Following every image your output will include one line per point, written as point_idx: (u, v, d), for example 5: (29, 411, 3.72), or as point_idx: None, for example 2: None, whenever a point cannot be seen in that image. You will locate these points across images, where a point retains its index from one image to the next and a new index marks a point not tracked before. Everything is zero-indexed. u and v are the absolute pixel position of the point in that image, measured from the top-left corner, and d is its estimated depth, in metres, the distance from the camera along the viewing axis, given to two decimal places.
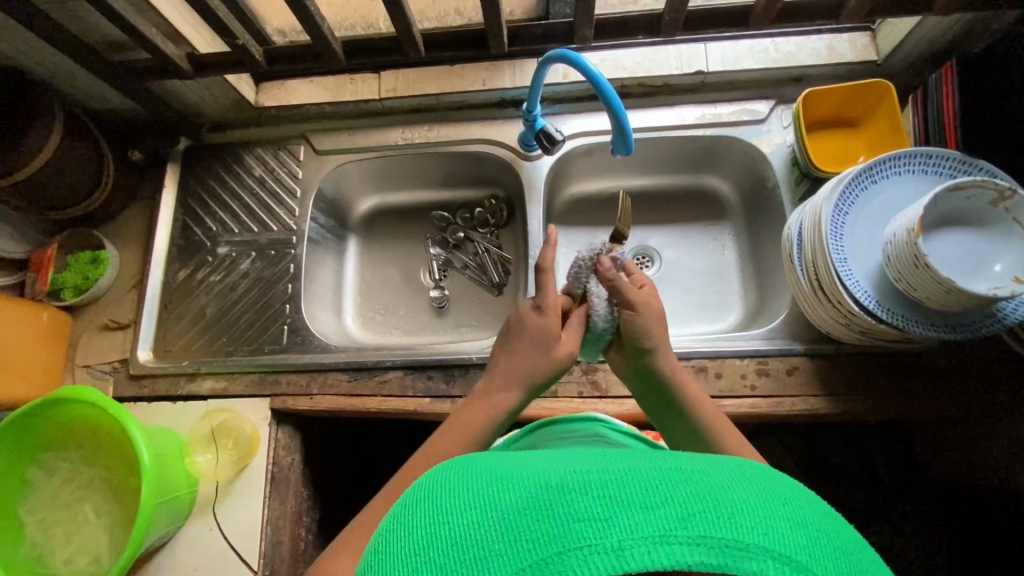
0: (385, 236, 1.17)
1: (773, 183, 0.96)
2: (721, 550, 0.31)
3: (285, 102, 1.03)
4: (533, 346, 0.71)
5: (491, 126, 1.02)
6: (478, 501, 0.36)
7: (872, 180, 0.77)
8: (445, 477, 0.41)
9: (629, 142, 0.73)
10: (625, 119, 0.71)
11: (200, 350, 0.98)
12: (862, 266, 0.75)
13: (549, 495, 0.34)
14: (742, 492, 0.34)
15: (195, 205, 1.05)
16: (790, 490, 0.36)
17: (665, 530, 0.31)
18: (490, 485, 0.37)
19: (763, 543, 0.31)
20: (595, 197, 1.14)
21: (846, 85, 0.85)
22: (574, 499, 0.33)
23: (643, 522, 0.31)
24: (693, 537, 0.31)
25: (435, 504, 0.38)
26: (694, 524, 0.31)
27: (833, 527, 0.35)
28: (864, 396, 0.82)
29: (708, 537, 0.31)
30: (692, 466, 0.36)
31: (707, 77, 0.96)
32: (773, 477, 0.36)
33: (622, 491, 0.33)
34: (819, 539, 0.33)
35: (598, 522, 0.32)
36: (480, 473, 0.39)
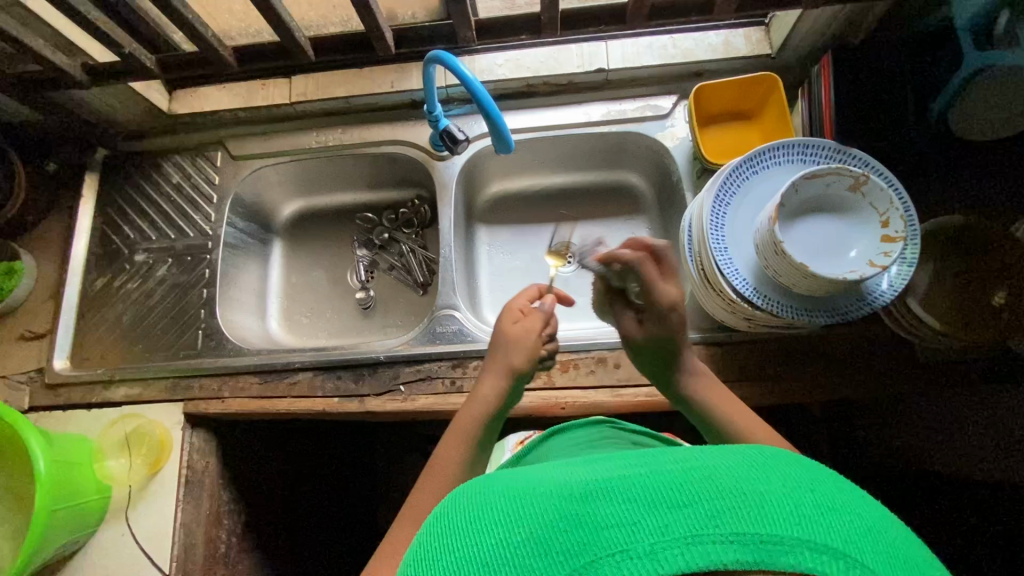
0: (312, 240, 1.18)
1: (677, 177, 0.98)
2: (753, 546, 0.31)
3: (198, 108, 1.03)
4: (502, 341, 0.76)
5: (403, 128, 1.03)
6: (506, 517, 0.38)
7: (753, 170, 0.79)
8: (475, 497, 0.42)
9: (508, 138, 0.76)
10: (503, 123, 0.75)
11: (118, 357, 0.98)
12: (740, 255, 0.77)
13: (579, 506, 0.35)
14: (770, 484, 0.34)
15: (114, 213, 1.06)
16: (818, 478, 0.36)
17: (695, 530, 0.32)
18: (520, 502, 0.39)
19: (797, 534, 0.31)
20: (517, 195, 1.16)
21: (735, 80, 0.87)
22: (601, 508, 0.34)
23: (673, 523, 0.32)
24: (725, 534, 0.31)
25: (468, 525, 0.38)
26: (724, 521, 0.32)
27: (871, 513, 0.35)
28: (759, 382, 0.84)
29: (740, 534, 0.31)
30: (715, 463, 0.36)
31: (610, 75, 0.98)
32: (797, 467, 0.37)
33: (647, 496, 0.34)
34: (859, 526, 0.33)
35: (629, 527, 0.33)
36: (510, 492, 0.41)
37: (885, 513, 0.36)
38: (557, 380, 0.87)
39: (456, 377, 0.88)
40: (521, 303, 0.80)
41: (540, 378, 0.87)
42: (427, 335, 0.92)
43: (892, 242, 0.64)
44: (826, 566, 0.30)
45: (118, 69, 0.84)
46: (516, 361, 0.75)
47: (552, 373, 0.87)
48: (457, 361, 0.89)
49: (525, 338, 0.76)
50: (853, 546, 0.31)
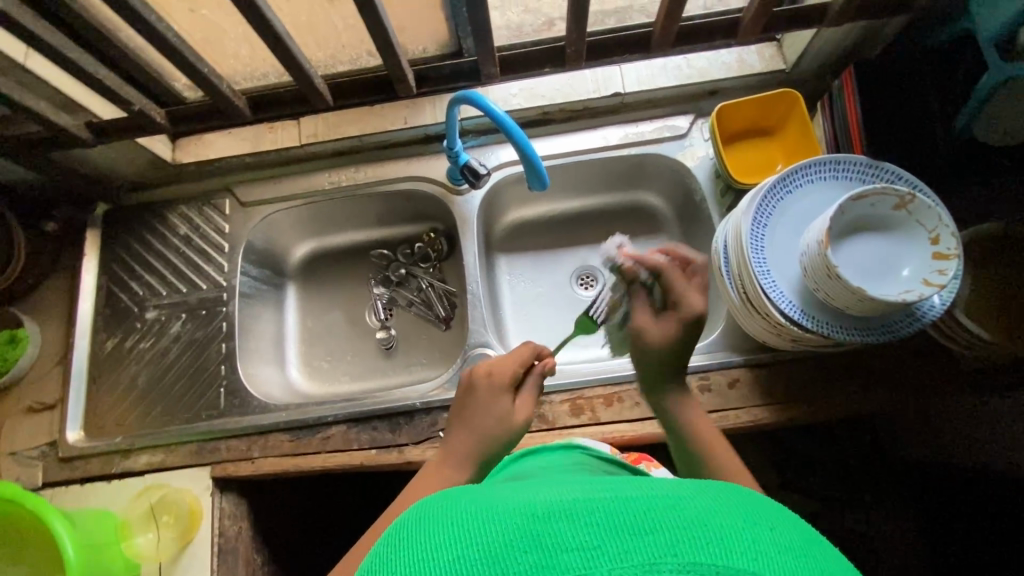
0: (327, 281, 1.14)
1: (700, 197, 0.97)
2: None
3: (204, 156, 0.99)
4: (482, 414, 0.65)
5: (418, 163, 1.01)
6: (457, 528, 0.34)
7: (788, 190, 0.78)
8: (429, 503, 0.38)
9: (542, 174, 0.73)
10: (540, 163, 0.72)
11: (135, 422, 0.94)
12: (784, 276, 0.76)
13: (537, 525, 0.32)
14: (733, 514, 0.33)
15: (120, 270, 1.01)
16: (778, 514, 0.35)
17: (655, 558, 0.30)
18: (471, 513, 0.35)
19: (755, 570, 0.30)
20: (533, 222, 1.14)
21: (756, 98, 0.87)
22: (563, 529, 0.32)
23: (635, 551, 0.30)
24: (683, 566, 0.30)
25: (415, 534, 0.34)
26: (685, 552, 0.30)
27: (826, 555, 0.33)
28: (806, 402, 0.83)
29: (698, 565, 0.30)
30: (681, 491, 0.35)
31: (627, 97, 0.97)
32: (761, 503, 0.35)
33: (610, 519, 0.32)
34: (812, 566, 0.31)
35: (588, 552, 0.31)
36: (463, 503, 0.37)
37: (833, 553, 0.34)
38: (602, 415, 0.84)
39: None
40: (505, 367, 0.69)
41: (584, 414, 0.85)
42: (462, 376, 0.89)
43: (946, 260, 0.64)
44: None
45: (124, 125, 0.80)
46: (495, 438, 0.64)
47: (596, 408, 0.85)
48: None
49: (507, 414, 0.66)
50: None
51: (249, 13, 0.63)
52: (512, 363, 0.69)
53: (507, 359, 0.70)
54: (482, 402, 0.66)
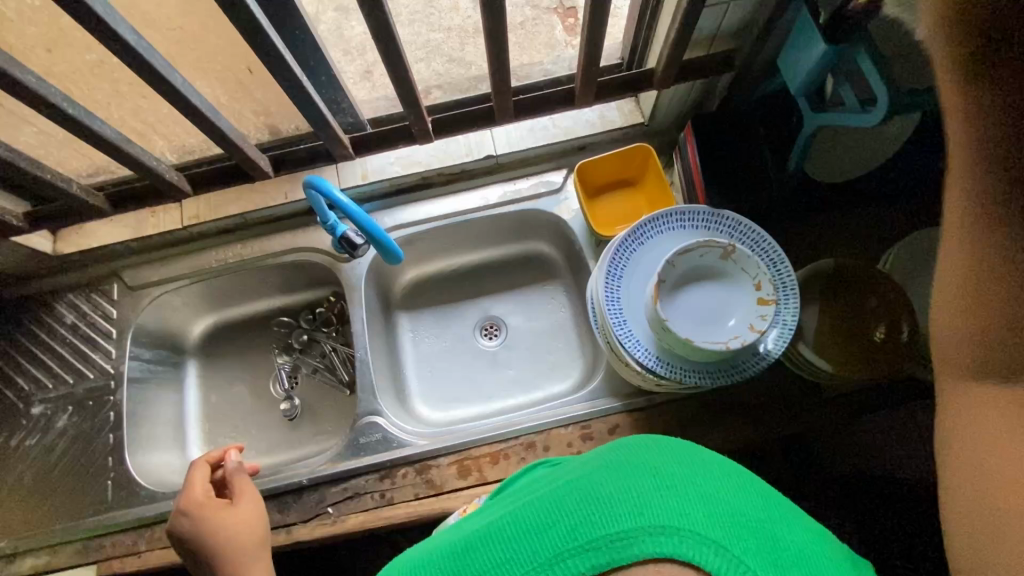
0: (230, 354, 1.14)
1: (579, 247, 1.01)
2: (609, 543, 0.43)
3: (86, 246, 1.00)
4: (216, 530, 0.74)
5: (304, 235, 1.03)
6: (432, 561, 0.49)
7: (639, 242, 0.82)
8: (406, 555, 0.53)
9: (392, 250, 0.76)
10: (387, 239, 0.75)
11: (20, 525, 0.91)
12: (639, 325, 0.79)
13: (477, 548, 0.47)
14: (621, 483, 0.47)
15: (5, 366, 0.99)
16: (661, 458, 0.49)
17: (562, 547, 0.44)
18: (433, 555, 0.50)
19: (634, 524, 0.44)
20: (433, 278, 1.17)
21: (612, 154, 0.92)
22: (493, 549, 0.47)
23: (544, 547, 0.45)
24: (584, 544, 0.44)
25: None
26: (581, 533, 0.44)
27: (702, 472, 0.48)
28: (683, 442, 0.85)
29: (596, 540, 0.44)
30: (585, 477, 0.49)
31: (499, 159, 1.01)
32: (647, 454, 0.50)
33: (524, 531, 0.46)
34: (681, 490, 0.46)
35: (506, 560, 0.46)
36: (431, 547, 0.52)
37: (716, 472, 0.48)
38: (488, 474, 0.85)
39: (386, 489, 0.86)
40: (196, 492, 0.78)
41: (471, 475, 0.85)
42: (352, 447, 0.89)
43: (766, 305, 0.68)
44: (658, 542, 0.43)
45: None
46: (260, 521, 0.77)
47: (482, 467, 0.86)
48: (385, 471, 0.87)
49: (219, 516, 0.75)
50: (683, 519, 0.44)
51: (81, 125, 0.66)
52: (200, 479, 0.79)
53: (199, 476, 0.80)
54: (203, 525, 0.75)
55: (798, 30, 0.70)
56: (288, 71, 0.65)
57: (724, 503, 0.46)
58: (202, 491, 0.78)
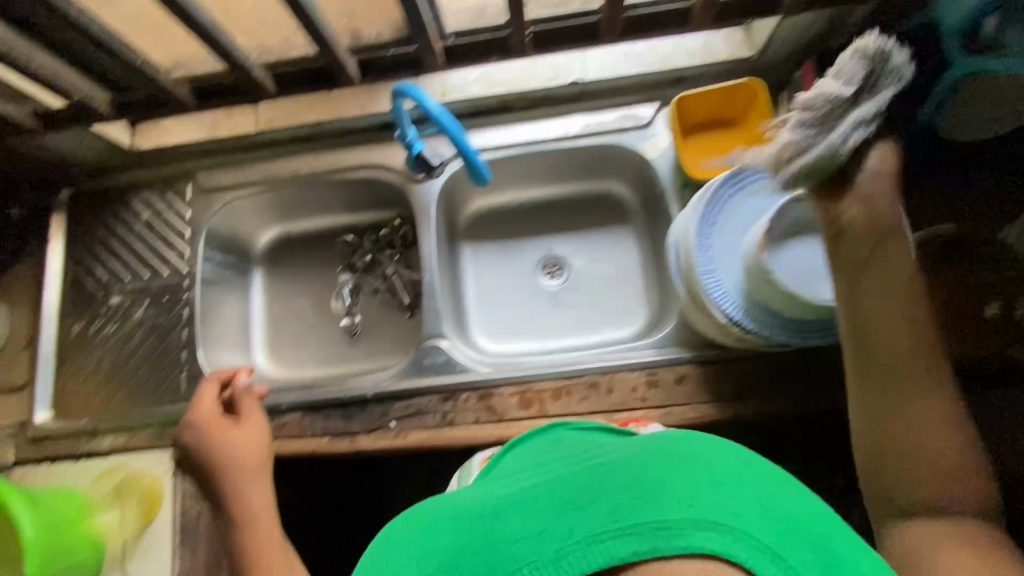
0: (294, 267, 1.15)
1: (661, 189, 0.95)
2: (650, 533, 0.37)
3: (163, 143, 0.99)
4: (222, 447, 0.83)
5: (377, 151, 1.00)
6: (449, 542, 0.45)
7: (739, 187, 0.77)
8: (411, 531, 0.52)
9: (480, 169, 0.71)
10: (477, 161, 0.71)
11: (101, 405, 0.96)
12: (729, 275, 0.75)
13: (499, 526, 0.43)
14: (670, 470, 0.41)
15: (86, 254, 1.03)
16: (711, 458, 0.43)
17: (594, 532, 0.38)
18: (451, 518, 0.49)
19: (685, 517, 0.37)
20: (499, 210, 1.14)
21: (715, 88, 0.85)
22: (518, 527, 0.41)
23: (579, 525, 0.39)
24: (624, 529, 0.37)
25: (417, 555, 0.46)
26: (621, 517, 0.38)
27: (757, 478, 0.42)
28: (753, 399, 0.83)
29: (636, 527, 0.37)
30: (621, 464, 0.44)
31: (587, 86, 0.95)
32: (694, 450, 0.44)
33: (560, 504, 0.41)
34: (734, 488, 0.39)
35: (534, 535, 0.40)
36: (457, 515, 0.49)
37: (770, 478, 0.42)
38: (550, 408, 0.85)
39: (447, 410, 0.87)
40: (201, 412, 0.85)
41: (532, 407, 0.85)
42: (415, 368, 0.90)
43: None
44: (714, 540, 0.36)
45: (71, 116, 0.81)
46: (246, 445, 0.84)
47: (544, 401, 0.85)
48: (448, 393, 0.88)
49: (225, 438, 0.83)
50: (739, 520, 0.37)
51: (176, 5, 0.63)
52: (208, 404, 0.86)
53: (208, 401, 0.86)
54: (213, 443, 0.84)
55: None
56: None
57: (788, 516, 0.39)
58: (209, 409, 0.86)
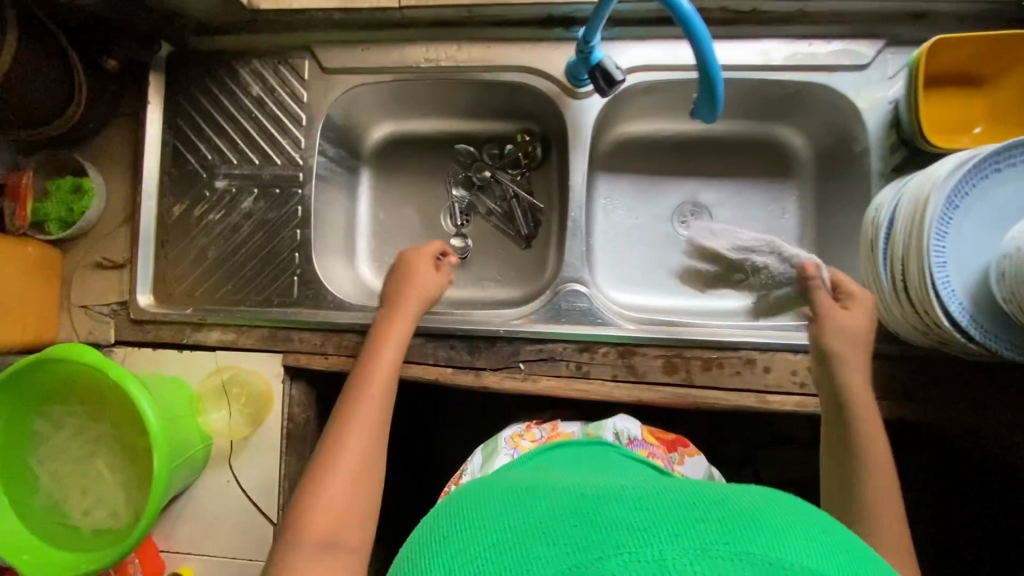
0: (404, 172, 1.04)
1: (863, 148, 0.81)
2: (770, 568, 0.29)
3: (285, 5, 0.84)
4: (413, 272, 0.82)
5: (533, 52, 0.84)
6: (500, 510, 0.37)
7: (997, 168, 0.65)
8: (454, 510, 0.40)
9: (717, 98, 0.63)
10: (719, 84, 0.62)
11: (205, 296, 0.90)
12: (961, 272, 0.65)
13: (586, 511, 0.35)
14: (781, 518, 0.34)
15: (187, 128, 0.91)
16: (830, 526, 0.35)
17: (707, 544, 0.30)
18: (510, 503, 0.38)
19: (810, 565, 0.30)
20: (643, 140, 0.99)
21: (987, 35, 0.68)
22: (613, 512, 0.34)
23: (684, 532, 0.31)
24: (737, 552, 0.30)
25: (465, 514, 0.38)
26: (737, 541, 0.30)
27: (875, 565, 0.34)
28: (923, 403, 0.76)
29: (753, 553, 0.30)
30: (733, 498, 0.36)
31: (808, 6, 0.77)
32: (811, 513, 0.36)
33: (660, 514, 0.33)
34: (859, 566, 0.32)
35: (637, 531, 0.32)
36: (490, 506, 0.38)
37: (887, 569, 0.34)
38: (696, 378, 0.78)
39: (583, 362, 0.80)
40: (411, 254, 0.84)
41: (678, 374, 0.78)
42: (551, 310, 0.82)
43: None
44: None
45: None
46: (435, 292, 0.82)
47: (691, 369, 0.78)
48: (585, 344, 0.81)
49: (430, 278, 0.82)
50: None
51: None
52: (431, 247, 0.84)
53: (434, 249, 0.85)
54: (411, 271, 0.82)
55: None
56: None
57: None
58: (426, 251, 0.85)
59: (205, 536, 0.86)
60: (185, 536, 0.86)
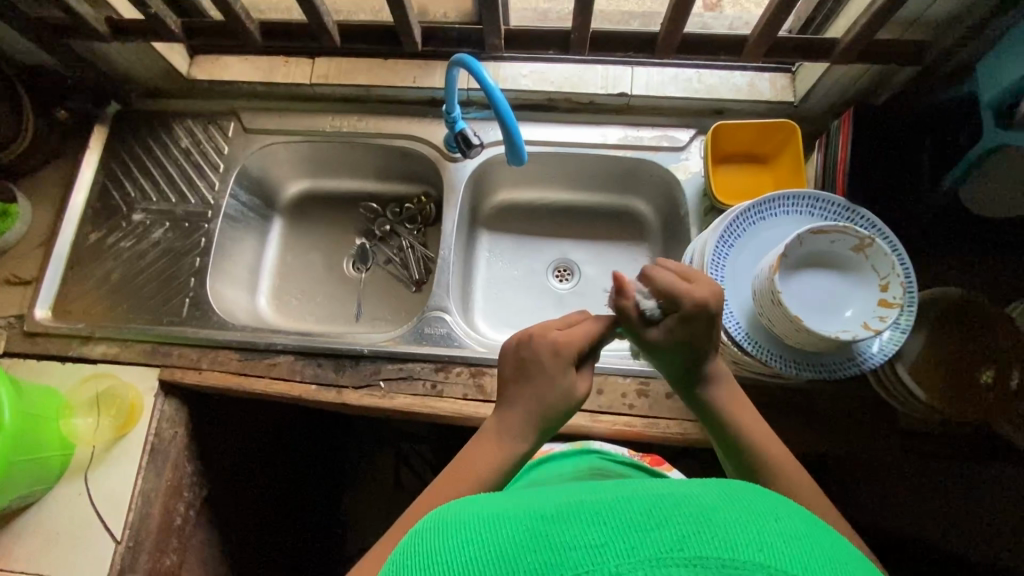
0: (314, 222, 1.17)
1: (684, 211, 0.98)
2: (718, 572, 0.27)
3: (217, 77, 1.03)
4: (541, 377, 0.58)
5: (420, 124, 1.03)
6: (463, 535, 0.32)
7: (761, 216, 0.78)
8: (445, 516, 0.35)
9: (521, 152, 0.74)
10: (519, 137, 0.74)
11: (100, 314, 0.97)
12: (738, 297, 0.76)
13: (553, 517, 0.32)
14: (807, 534, 0.31)
15: (118, 170, 1.05)
16: (771, 510, 0.32)
17: (661, 554, 0.28)
18: (488, 519, 0.33)
19: (758, 560, 0.28)
20: (522, 205, 1.14)
21: (754, 123, 0.88)
22: (574, 525, 0.30)
23: (642, 546, 0.28)
24: (690, 558, 0.28)
25: (427, 552, 0.32)
26: (691, 545, 0.28)
27: (834, 549, 0.31)
28: None
29: (705, 558, 0.28)
30: (678, 488, 0.34)
31: (632, 100, 0.98)
32: (753, 503, 0.33)
33: (616, 517, 0.30)
34: (807, 553, 0.29)
35: (595, 549, 0.29)
36: (475, 508, 0.35)
37: (834, 541, 0.32)
38: None
39: (438, 381, 0.87)
40: (553, 334, 0.59)
41: None
42: (415, 334, 0.91)
43: (888, 307, 0.65)
44: (785, 566, 0.28)
45: (142, 30, 0.84)
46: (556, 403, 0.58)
47: None
48: (441, 364, 0.88)
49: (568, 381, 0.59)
50: (784, 549, 0.29)
51: None
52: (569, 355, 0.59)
53: (584, 384, 0.60)
54: (547, 375, 0.58)
55: (1020, 32, 0.63)
56: None
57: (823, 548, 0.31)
58: (563, 342, 0.59)
59: (43, 552, 0.84)
60: (22, 553, 0.84)
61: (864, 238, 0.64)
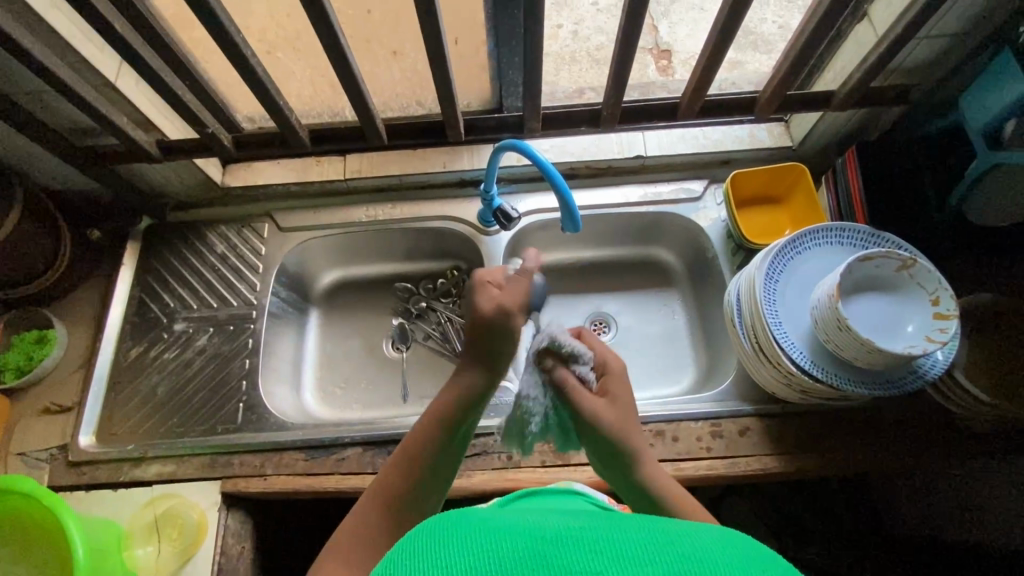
0: (349, 309, 1.17)
1: (712, 254, 1.04)
2: None
3: (252, 182, 1.07)
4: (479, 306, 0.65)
5: (452, 204, 1.09)
6: (461, 545, 0.35)
7: (797, 251, 0.84)
8: (440, 524, 0.38)
9: (576, 218, 0.79)
10: (573, 203, 0.78)
11: (149, 432, 0.93)
12: (795, 328, 0.81)
13: (545, 541, 0.34)
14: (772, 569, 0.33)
15: (153, 282, 1.05)
16: (747, 549, 0.35)
17: None
18: (485, 533, 0.36)
19: None
20: (551, 268, 1.17)
21: (766, 169, 0.97)
22: (572, 551, 0.33)
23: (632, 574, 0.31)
24: None
25: (427, 551, 0.34)
26: None
27: None
28: (814, 455, 0.85)
29: None
30: (670, 526, 0.36)
31: (647, 161, 1.07)
32: (731, 542, 0.35)
33: (609, 547, 0.33)
34: None
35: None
36: (464, 519, 0.38)
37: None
38: None
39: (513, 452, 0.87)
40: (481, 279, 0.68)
41: None
42: None
43: (945, 319, 0.70)
44: None
45: (191, 147, 0.89)
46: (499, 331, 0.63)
47: None
48: None
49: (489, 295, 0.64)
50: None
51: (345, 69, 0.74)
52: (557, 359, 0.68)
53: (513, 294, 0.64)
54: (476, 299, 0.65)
55: (997, 69, 0.73)
56: (536, 40, 0.70)
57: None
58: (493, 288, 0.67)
59: None
60: None
61: (909, 259, 0.70)
